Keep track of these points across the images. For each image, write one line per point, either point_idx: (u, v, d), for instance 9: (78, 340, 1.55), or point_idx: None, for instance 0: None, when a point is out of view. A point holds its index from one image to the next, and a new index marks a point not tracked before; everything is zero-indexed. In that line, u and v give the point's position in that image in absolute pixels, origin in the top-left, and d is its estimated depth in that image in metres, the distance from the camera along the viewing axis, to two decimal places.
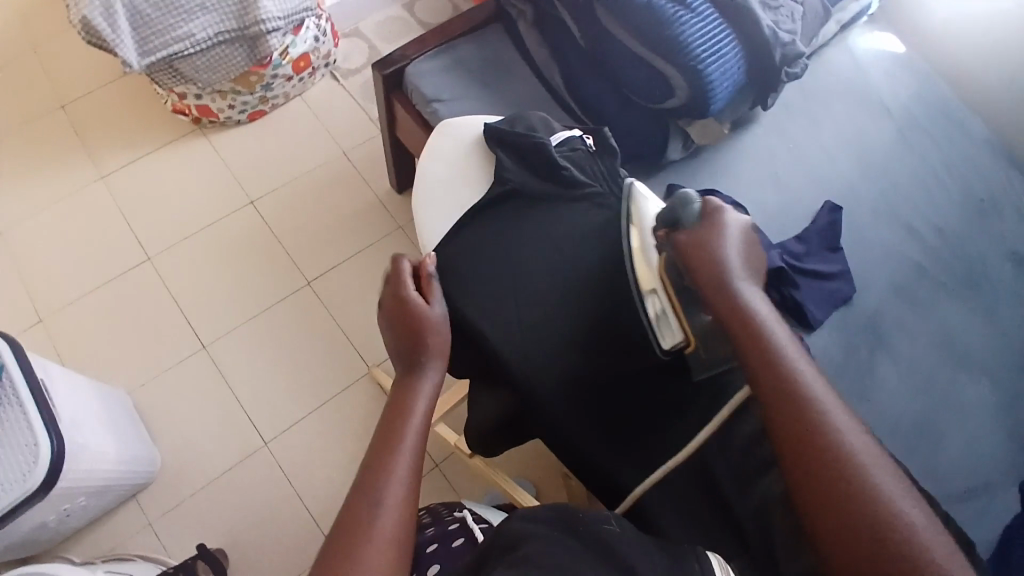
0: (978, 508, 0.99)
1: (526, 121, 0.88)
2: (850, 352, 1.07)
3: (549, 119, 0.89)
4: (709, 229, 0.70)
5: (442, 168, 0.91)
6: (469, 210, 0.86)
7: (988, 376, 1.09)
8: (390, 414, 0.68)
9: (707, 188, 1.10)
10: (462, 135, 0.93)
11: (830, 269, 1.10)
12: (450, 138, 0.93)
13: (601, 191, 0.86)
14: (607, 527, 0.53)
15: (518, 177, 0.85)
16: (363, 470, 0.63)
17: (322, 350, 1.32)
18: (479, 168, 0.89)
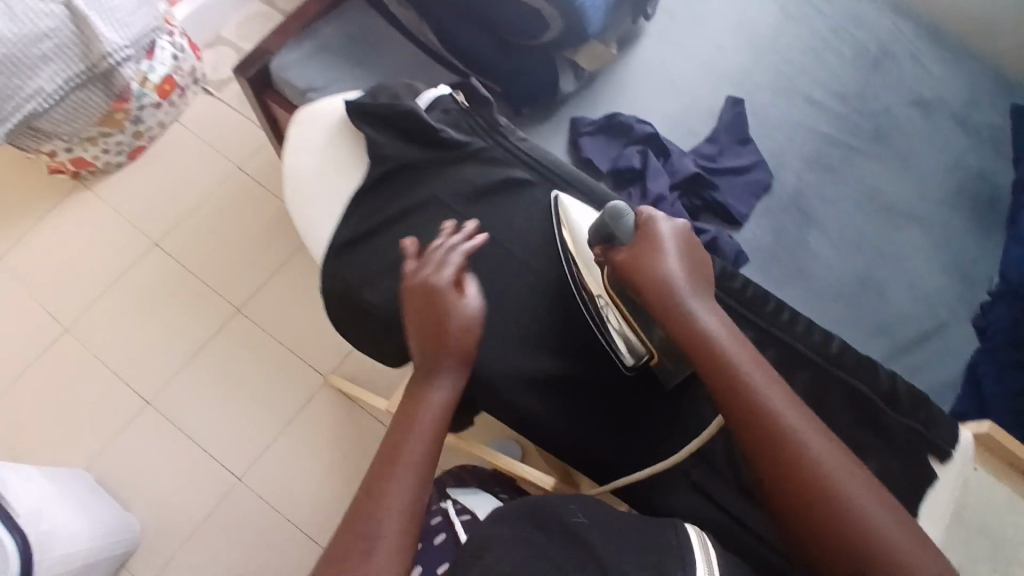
0: (933, 348, 1.04)
1: (389, 91, 0.83)
2: (781, 236, 1.09)
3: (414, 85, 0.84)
4: (648, 249, 0.64)
5: (315, 160, 0.84)
6: (350, 194, 0.81)
7: (915, 222, 1.12)
8: (405, 417, 0.60)
9: (609, 114, 1.08)
10: (322, 121, 0.85)
11: (743, 162, 1.11)
12: (312, 127, 0.85)
13: (486, 145, 0.82)
14: (574, 519, 0.56)
15: (397, 151, 0.79)
16: (362, 487, 0.55)
17: (272, 373, 1.28)
18: (352, 150, 0.83)
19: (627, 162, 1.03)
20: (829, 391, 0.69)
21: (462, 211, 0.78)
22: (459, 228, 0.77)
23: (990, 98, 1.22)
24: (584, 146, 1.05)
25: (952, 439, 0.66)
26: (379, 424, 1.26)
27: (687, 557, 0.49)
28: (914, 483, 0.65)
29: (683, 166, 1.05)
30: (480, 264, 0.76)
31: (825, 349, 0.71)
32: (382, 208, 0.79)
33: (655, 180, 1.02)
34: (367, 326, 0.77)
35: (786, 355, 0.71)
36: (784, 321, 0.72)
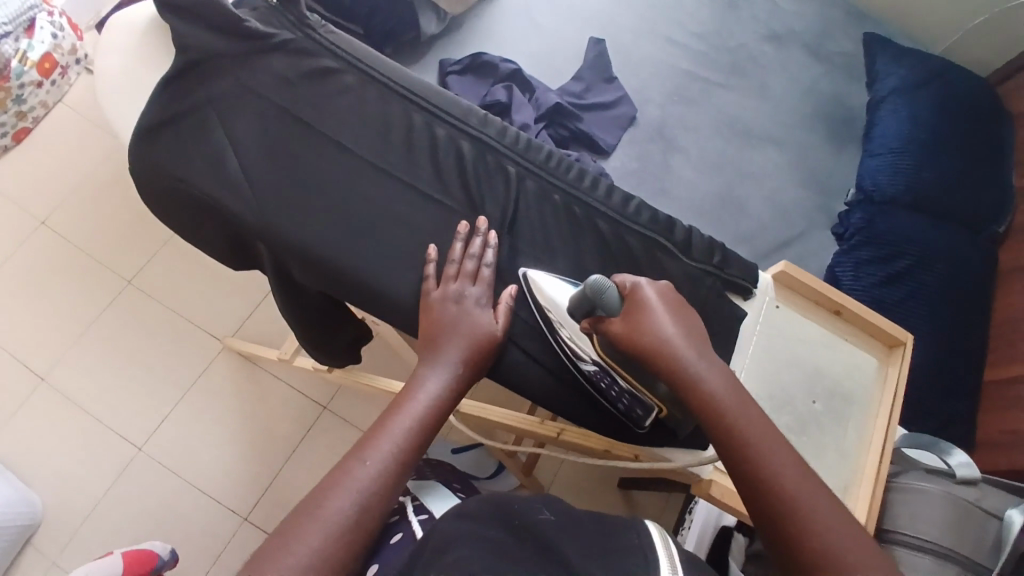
0: (795, 255, 1.11)
1: None
2: (647, 162, 1.15)
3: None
4: (639, 318, 0.54)
5: (122, 57, 0.65)
6: (153, 90, 0.63)
7: (773, 144, 1.19)
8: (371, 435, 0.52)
9: (473, 54, 1.12)
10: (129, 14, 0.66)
11: (609, 98, 1.16)
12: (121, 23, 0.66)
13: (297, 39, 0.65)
14: (539, 517, 0.49)
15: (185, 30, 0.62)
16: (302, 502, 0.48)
17: (169, 341, 1.27)
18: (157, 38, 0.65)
19: (493, 96, 1.07)
20: (624, 242, 0.63)
21: (270, 100, 0.63)
22: (267, 119, 0.62)
23: (840, 30, 1.31)
24: (451, 85, 1.08)
25: (749, 275, 0.63)
26: (280, 383, 1.26)
27: (651, 553, 0.41)
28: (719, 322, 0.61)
29: (546, 99, 1.11)
30: (315, 154, 0.62)
31: (622, 208, 0.64)
32: (185, 103, 0.62)
33: (519, 111, 1.06)
34: (182, 209, 0.62)
35: (586, 214, 0.63)
36: (585, 184, 0.65)
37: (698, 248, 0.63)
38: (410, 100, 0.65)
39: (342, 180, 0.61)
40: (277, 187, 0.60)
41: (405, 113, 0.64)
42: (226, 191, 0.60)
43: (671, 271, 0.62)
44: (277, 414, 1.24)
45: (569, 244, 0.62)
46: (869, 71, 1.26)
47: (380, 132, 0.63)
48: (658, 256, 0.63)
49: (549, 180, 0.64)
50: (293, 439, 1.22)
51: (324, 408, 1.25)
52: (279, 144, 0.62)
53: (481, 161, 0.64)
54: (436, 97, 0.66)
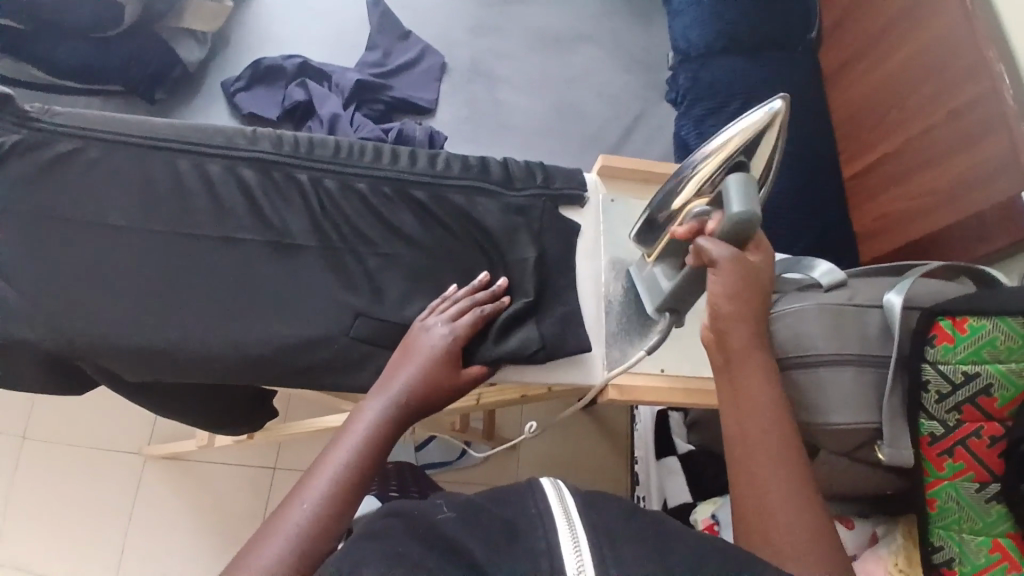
0: (643, 135, 1.12)
1: None
2: (474, 104, 1.12)
3: None
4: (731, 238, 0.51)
5: None
6: None
7: (585, 39, 1.19)
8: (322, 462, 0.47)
9: (253, 62, 1.03)
10: None
11: (411, 55, 1.12)
12: None
13: (20, 134, 0.58)
14: (439, 516, 0.37)
15: None
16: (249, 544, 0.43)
17: (90, 477, 1.19)
18: None
19: (291, 99, 1.00)
20: (445, 199, 0.61)
21: (17, 210, 0.56)
22: (20, 233, 0.56)
23: None
24: (242, 104, 1.00)
25: (575, 181, 0.63)
26: (220, 466, 1.21)
27: (550, 521, 0.36)
28: (564, 240, 0.62)
29: (346, 80, 1.04)
30: (90, 246, 0.56)
31: (430, 167, 0.62)
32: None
33: (324, 104, 1.01)
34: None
35: (399, 188, 0.61)
36: (386, 158, 0.62)
37: (518, 177, 0.62)
38: (169, 148, 0.59)
39: (135, 257, 0.57)
40: (63, 295, 0.55)
41: (170, 164, 0.59)
42: (8, 321, 0.53)
43: (503, 209, 0.61)
44: (229, 497, 1.19)
45: (394, 224, 0.60)
46: None
47: (151, 194, 0.58)
48: (482, 201, 0.61)
49: (347, 169, 0.60)
50: (257, 513, 1.18)
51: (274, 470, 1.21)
52: (47, 250, 0.56)
53: (272, 181, 0.60)
54: (196, 133, 0.60)
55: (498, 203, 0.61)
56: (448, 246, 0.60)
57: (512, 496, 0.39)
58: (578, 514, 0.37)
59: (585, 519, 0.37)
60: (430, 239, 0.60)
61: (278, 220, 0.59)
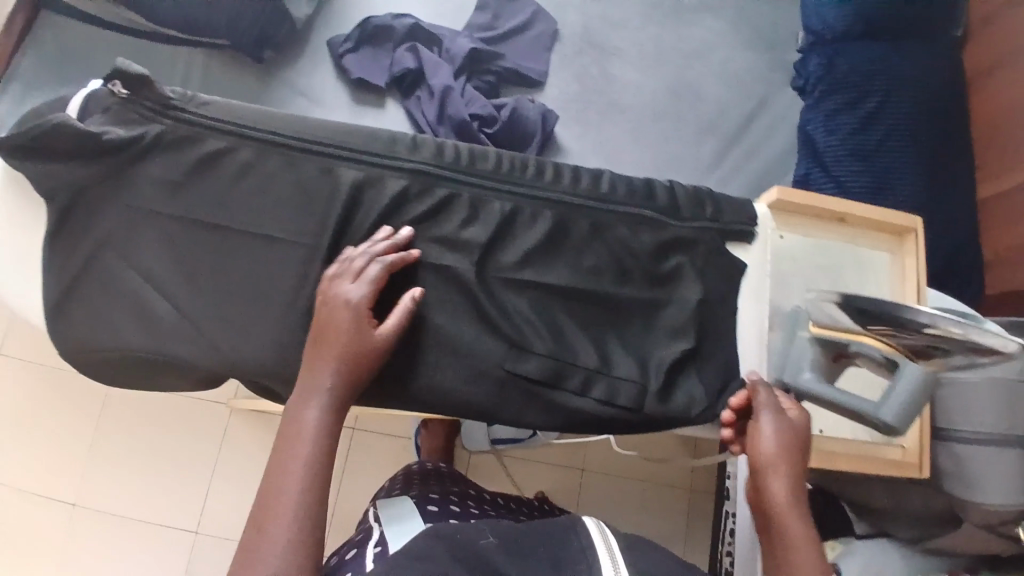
0: (765, 126, 1.04)
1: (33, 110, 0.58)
2: (584, 79, 1.04)
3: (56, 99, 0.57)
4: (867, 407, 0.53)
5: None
6: (42, 252, 0.54)
7: (707, 8, 1.08)
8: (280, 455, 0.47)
9: (361, 22, 0.97)
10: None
11: (522, 19, 1.03)
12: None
13: (168, 126, 0.54)
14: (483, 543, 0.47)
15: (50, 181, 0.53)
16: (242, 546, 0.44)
17: (179, 421, 1.24)
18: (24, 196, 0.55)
19: (400, 65, 0.95)
20: (612, 229, 0.57)
21: (172, 214, 0.54)
22: (175, 240, 0.54)
23: None
24: (350, 67, 0.95)
25: (748, 216, 0.59)
26: None
27: (590, 553, 0.45)
28: (728, 279, 0.58)
29: (458, 47, 0.98)
30: (242, 255, 0.54)
31: (595, 189, 0.57)
32: (81, 252, 0.53)
33: (435, 74, 0.95)
34: (138, 375, 0.55)
35: (561, 214, 0.57)
36: (548, 177, 0.57)
37: (686, 206, 0.58)
38: (321, 153, 0.55)
39: (288, 271, 0.54)
40: (222, 310, 0.54)
41: (324, 170, 0.55)
42: (170, 334, 0.53)
43: (670, 242, 0.57)
44: None
45: (553, 250, 0.56)
46: None
47: (303, 204, 0.55)
48: (648, 230, 0.57)
49: (509, 187, 0.57)
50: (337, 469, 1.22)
51: (354, 428, 1.24)
52: (204, 259, 0.54)
53: (427, 194, 0.56)
54: (348, 136, 0.56)
55: (668, 235, 0.57)
56: (608, 281, 0.56)
57: (559, 533, 0.48)
58: (619, 556, 0.46)
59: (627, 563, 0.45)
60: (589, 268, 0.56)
61: (431, 240, 0.55)
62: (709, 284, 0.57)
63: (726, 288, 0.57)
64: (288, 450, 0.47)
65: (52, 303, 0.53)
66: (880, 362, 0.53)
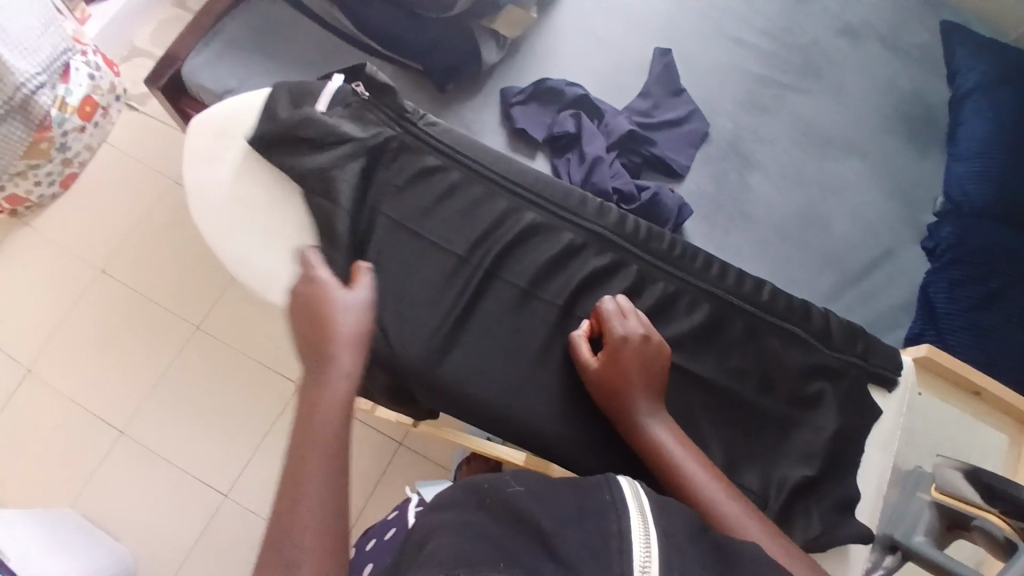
0: (886, 274, 1.04)
1: (293, 91, 0.72)
2: (721, 181, 1.07)
3: (312, 87, 0.73)
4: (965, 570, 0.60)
5: (227, 173, 0.71)
6: (283, 210, 0.70)
7: (852, 149, 1.10)
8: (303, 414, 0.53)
9: (536, 81, 1.05)
10: (227, 132, 0.72)
11: (678, 115, 1.08)
12: (224, 140, 0.72)
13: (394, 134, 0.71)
14: (510, 491, 0.43)
15: (302, 157, 0.69)
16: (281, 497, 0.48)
17: (239, 385, 1.27)
18: (263, 163, 0.71)
19: (562, 127, 1.00)
20: (766, 335, 0.66)
21: (388, 213, 0.68)
22: (385, 233, 0.68)
23: (915, 16, 1.19)
24: (516, 116, 1.03)
25: (895, 365, 0.67)
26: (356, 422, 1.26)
27: (623, 509, 0.40)
28: (861, 416, 0.64)
29: (617, 124, 1.04)
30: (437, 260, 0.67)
31: (757, 296, 0.68)
32: (315, 215, 0.69)
33: (591, 143, 1.00)
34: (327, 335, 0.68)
35: (720, 311, 0.67)
36: (713, 274, 0.68)
37: (836, 337, 0.67)
38: (522, 198, 0.69)
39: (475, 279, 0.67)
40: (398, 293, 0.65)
41: (515, 209, 0.69)
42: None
43: (816, 367, 0.65)
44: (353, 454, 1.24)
45: (707, 342, 0.66)
46: (947, 64, 1.15)
47: (505, 232, 0.68)
48: (796, 347, 0.66)
49: (677, 271, 0.68)
50: (373, 479, 1.23)
51: (398, 444, 1.25)
52: (401, 251, 0.67)
53: (606, 256, 0.68)
54: (552, 192, 0.70)
55: (811, 358, 0.66)
56: (749, 386, 0.65)
57: (591, 486, 0.43)
58: (652, 517, 0.39)
59: (659, 524, 0.39)
60: (732, 366, 0.65)
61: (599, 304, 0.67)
62: (843, 419, 0.63)
63: (854, 425, 0.64)
64: (310, 410, 0.53)
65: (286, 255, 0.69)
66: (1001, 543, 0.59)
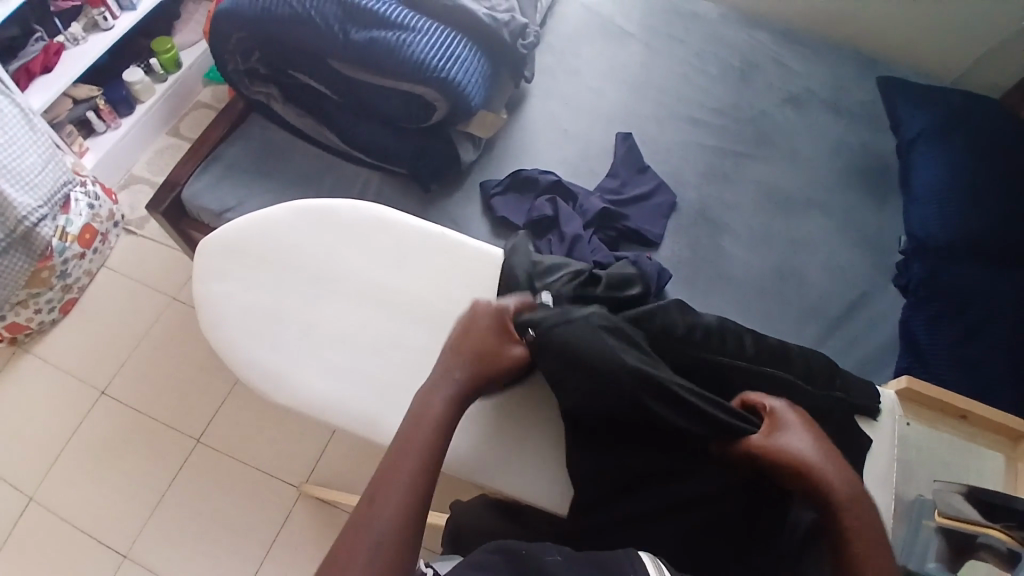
0: (867, 315, 1.09)
1: (304, 208, 0.83)
2: (696, 246, 1.13)
3: (319, 202, 0.83)
4: None
5: (242, 283, 0.79)
6: (292, 309, 0.78)
7: (814, 203, 1.18)
8: (420, 413, 0.63)
9: (512, 172, 1.14)
10: (239, 246, 0.81)
11: (647, 189, 1.16)
12: (237, 254, 0.81)
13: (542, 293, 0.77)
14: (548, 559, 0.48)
15: (317, 265, 0.80)
16: (375, 477, 0.57)
17: (245, 493, 1.26)
18: (275, 270, 0.80)
19: (539, 212, 1.07)
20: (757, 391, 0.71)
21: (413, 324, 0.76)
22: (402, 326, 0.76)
23: (849, 81, 1.32)
24: (497, 207, 1.10)
25: (874, 396, 0.75)
26: None
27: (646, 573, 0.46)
28: (853, 452, 0.71)
29: (591, 204, 1.10)
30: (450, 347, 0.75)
31: (744, 351, 0.73)
32: (328, 313, 0.77)
33: (569, 223, 1.07)
34: (343, 426, 0.73)
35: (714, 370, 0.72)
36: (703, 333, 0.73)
37: (821, 380, 0.74)
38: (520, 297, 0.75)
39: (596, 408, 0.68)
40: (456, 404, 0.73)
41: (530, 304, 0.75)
42: (334, 381, 0.74)
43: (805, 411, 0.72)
44: None
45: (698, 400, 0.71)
46: (889, 117, 1.26)
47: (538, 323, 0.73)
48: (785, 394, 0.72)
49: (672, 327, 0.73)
50: None
51: None
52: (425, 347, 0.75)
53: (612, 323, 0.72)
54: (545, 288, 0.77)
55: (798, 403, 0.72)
56: None
57: (614, 562, 0.48)
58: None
59: None
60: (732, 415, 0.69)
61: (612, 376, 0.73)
62: (840, 458, 0.69)
63: (844, 462, 0.70)
64: (418, 412, 0.63)
65: (297, 352, 0.75)
66: (1005, 556, 0.65)
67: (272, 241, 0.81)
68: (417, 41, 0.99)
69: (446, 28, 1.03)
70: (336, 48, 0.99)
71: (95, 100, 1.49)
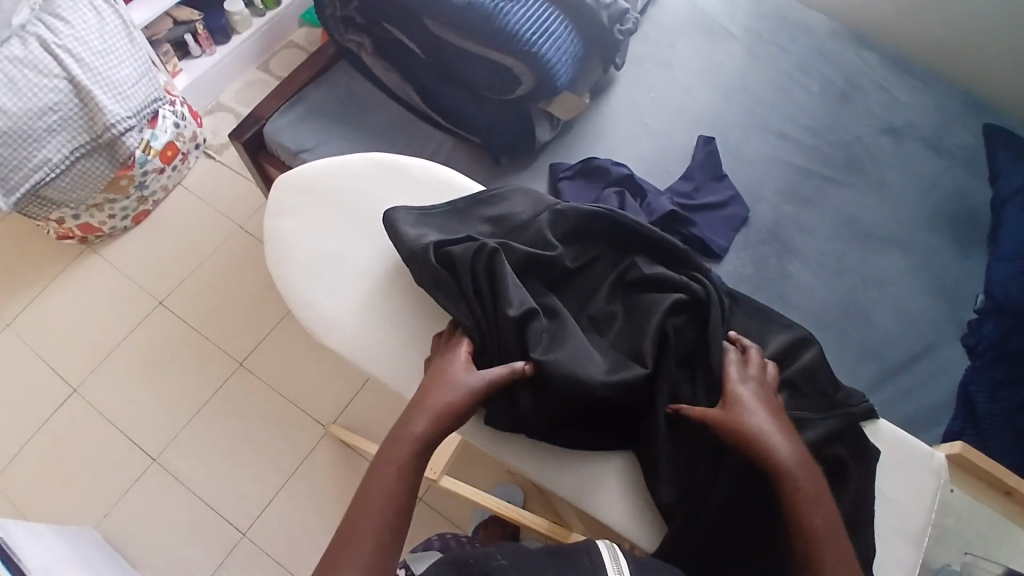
0: (929, 369, 1.03)
1: (379, 162, 0.84)
2: (761, 266, 1.09)
3: (393, 157, 0.84)
4: None
5: (308, 225, 0.81)
6: (352, 258, 0.79)
7: (896, 243, 1.12)
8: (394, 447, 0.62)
9: (584, 159, 1.12)
10: (310, 189, 0.83)
11: (719, 199, 1.12)
12: (308, 196, 0.83)
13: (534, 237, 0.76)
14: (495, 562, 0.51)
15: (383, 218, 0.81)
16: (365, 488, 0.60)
17: (274, 424, 1.30)
18: (341, 217, 0.81)
19: (605, 203, 1.05)
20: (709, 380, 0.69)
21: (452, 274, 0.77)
22: None
23: (959, 120, 1.23)
24: (563, 191, 1.09)
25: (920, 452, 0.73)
26: None
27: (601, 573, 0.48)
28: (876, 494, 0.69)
29: (659, 204, 1.07)
30: None
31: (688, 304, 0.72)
32: (386, 266, 0.78)
33: (633, 220, 1.03)
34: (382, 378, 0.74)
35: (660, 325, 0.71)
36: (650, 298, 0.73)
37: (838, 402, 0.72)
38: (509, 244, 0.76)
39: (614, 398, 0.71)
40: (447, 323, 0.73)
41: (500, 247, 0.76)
42: (380, 334, 0.75)
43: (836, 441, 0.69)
44: None
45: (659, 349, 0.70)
46: (994, 166, 1.18)
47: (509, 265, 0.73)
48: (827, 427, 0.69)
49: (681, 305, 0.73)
50: None
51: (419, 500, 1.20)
52: None
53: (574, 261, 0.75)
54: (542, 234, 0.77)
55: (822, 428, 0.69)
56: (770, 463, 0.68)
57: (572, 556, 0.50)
58: None
59: None
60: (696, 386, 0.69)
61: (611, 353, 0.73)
62: (852, 506, 0.67)
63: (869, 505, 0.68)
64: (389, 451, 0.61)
65: (350, 301, 0.77)
66: None
67: (343, 189, 0.83)
68: (514, 11, 0.97)
69: (544, 1, 1.01)
70: (433, 8, 0.97)
71: (193, 23, 1.54)
